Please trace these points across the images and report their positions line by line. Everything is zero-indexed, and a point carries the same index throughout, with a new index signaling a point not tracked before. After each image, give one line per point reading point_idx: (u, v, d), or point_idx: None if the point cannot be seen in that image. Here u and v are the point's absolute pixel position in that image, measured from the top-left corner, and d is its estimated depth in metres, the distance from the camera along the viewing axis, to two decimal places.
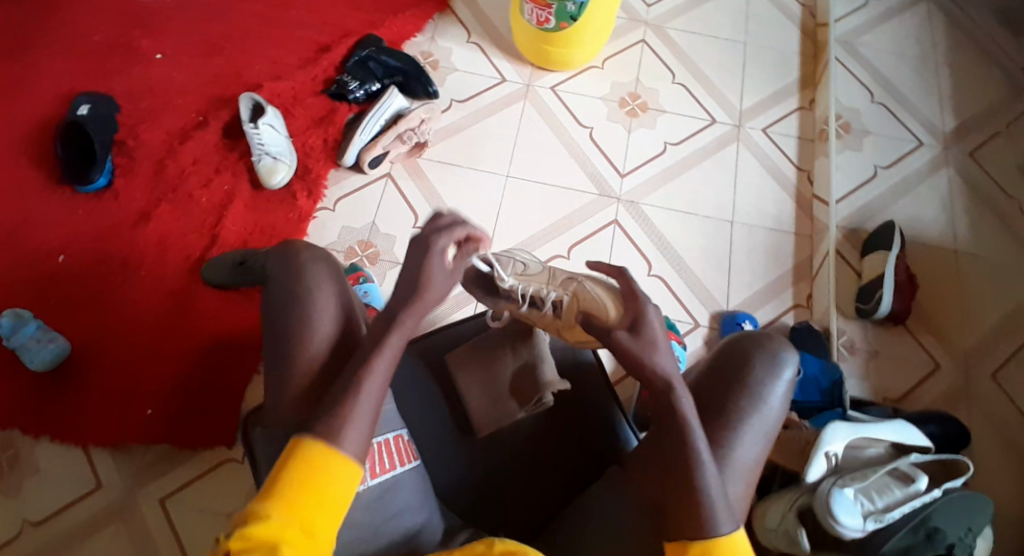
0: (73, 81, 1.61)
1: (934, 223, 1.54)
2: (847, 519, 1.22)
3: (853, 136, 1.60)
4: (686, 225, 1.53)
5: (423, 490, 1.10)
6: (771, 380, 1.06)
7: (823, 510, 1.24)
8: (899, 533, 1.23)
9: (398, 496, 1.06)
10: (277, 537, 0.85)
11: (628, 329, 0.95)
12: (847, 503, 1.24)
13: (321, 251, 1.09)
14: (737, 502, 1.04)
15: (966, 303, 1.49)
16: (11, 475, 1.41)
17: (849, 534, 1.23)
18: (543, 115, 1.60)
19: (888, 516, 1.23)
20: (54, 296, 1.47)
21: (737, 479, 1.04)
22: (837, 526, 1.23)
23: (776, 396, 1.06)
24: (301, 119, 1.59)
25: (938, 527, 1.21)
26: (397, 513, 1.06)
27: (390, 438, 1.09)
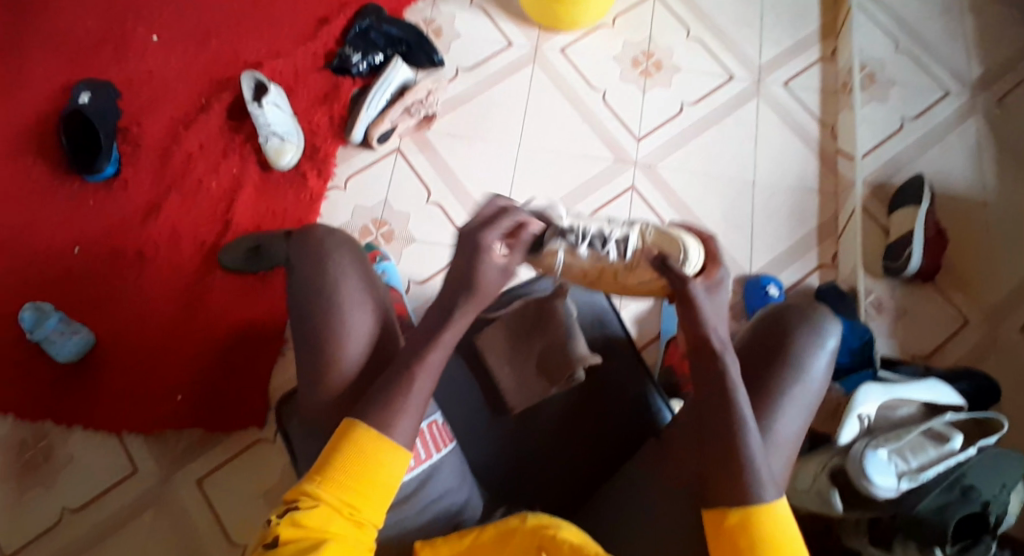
0: (70, 69, 1.58)
1: (963, 176, 1.48)
2: (881, 480, 1.21)
3: (877, 87, 1.54)
4: (706, 187, 1.49)
5: (461, 471, 1.14)
6: (814, 351, 1.08)
7: (856, 472, 1.23)
8: (932, 493, 1.21)
9: (437, 481, 1.10)
10: (329, 518, 0.90)
11: (705, 284, 0.98)
12: (880, 463, 1.22)
13: (342, 237, 1.11)
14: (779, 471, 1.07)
15: (996, 256, 1.45)
16: (45, 466, 1.41)
17: (883, 494, 1.22)
18: (553, 79, 1.55)
19: (923, 476, 1.21)
20: (73, 290, 1.47)
21: (779, 453, 1.06)
22: (871, 487, 1.21)
23: (819, 367, 1.08)
24: (305, 97, 1.55)
25: (973, 485, 1.19)
26: (436, 497, 1.10)
27: (426, 425, 1.11)
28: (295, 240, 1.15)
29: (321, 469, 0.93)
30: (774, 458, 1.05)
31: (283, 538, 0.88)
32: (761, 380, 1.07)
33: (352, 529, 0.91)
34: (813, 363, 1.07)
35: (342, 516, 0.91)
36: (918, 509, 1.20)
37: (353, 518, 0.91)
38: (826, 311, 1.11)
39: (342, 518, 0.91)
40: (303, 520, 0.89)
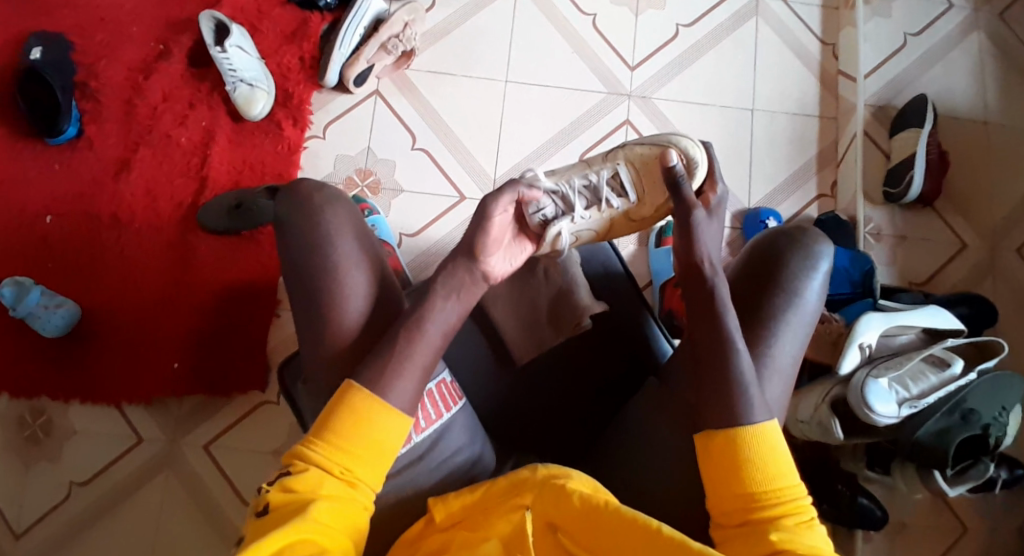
0: (14, 19, 1.46)
1: (967, 94, 1.43)
2: (881, 407, 1.25)
3: (881, 0, 1.45)
4: (704, 117, 1.42)
5: (471, 427, 1.11)
6: (807, 275, 1.07)
7: (857, 400, 1.26)
8: (932, 418, 1.27)
9: (450, 441, 1.07)
10: (320, 479, 0.88)
11: (706, 210, 0.98)
12: (881, 392, 1.26)
13: (335, 195, 1.04)
14: (775, 401, 1.06)
15: (997, 178, 1.42)
16: (48, 441, 1.41)
17: (884, 421, 1.26)
18: (539, 5, 1.45)
19: (924, 402, 1.26)
20: (50, 260, 1.41)
21: (775, 381, 1.05)
22: (871, 415, 1.25)
23: (813, 290, 1.07)
24: (271, 36, 1.44)
25: (973, 409, 1.27)
26: (451, 453, 1.07)
27: (435, 386, 1.07)
28: (281, 192, 1.06)
29: (317, 432, 0.90)
30: (772, 386, 1.05)
31: (273, 504, 0.86)
32: (755, 311, 1.06)
33: (344, 490, 0.88)
34: (806, 287, 1.06)
35: (335, 477, 0.88)
36: (920, 434, 1.27)
37: (346, 478, 0.88)
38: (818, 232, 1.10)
39: (335, 480, 0.88)
40: (293, 485, 0.87)
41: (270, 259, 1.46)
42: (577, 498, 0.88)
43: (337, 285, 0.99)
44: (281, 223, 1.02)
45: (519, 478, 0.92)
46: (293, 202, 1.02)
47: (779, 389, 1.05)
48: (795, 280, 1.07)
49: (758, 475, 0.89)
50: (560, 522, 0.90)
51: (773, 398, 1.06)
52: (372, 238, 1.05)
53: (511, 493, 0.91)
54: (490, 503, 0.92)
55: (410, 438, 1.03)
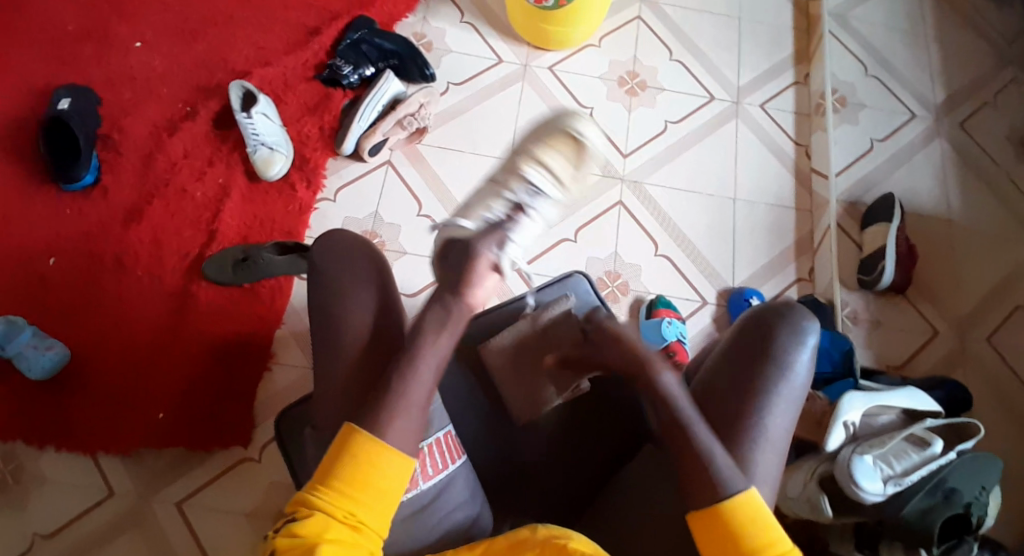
0: (47, 73, 1.55)
1: (929, 194, 1.57)
2: (868, 484, 1.26)
3: (849, 110, 1.63)
4: (690, 203, 1.54)
5: (472, 486, 1.07)
6: (796, 349, 1.08)
7: (844, 478, 1.28)
8: (917, 496, 1.26)
9: (452, 495, 1.04)
10: (326, 527, 0.88)
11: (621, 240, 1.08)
12: (867, 469, 1.27)
13: (366, 242, 1.11)
14: (771, 472, 1.04)
15: (961, 270, 1.53)
16: (15, 488, 1.35)
17: (870, 500, 1.27)
18: (542, 95, 1.59)
19: (908, 480, 1.26)
20: (48, 301, 1.42)
21: (769, 453, 1.04)
22: (859, 492, 1.26)
23: (802, 363, 1.07)
24: (294, 107, 1.55)
25: (954, 488, 1.25)
26: (450, 509, 1.04)
27: (441, 436, 1.06)
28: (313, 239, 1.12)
29: (322, 477, 0.91)
30: (767, 456, 1.04)
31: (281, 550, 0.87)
32: (747, 380, 1.06)
33: (350, 535, 0.88)
34: (796, 360, 1.07)
35: (339, 522, 0.89)
36: (904, 512, 1.25)
37: (351, 523, 0.89)
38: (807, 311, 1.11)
39: (342, 525, 0.89)
40: (299, 530, 0.87)
41: (269, 314, 1.47)
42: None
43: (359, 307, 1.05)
44: (312, 271, 1.08)
45: (521, 540, 0.95)
46: (324, 249, 1.08)
47: (774, 461, 1.04)
48: (785, 353, 1.08)
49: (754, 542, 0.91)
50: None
51: (769, 471, 1.05)
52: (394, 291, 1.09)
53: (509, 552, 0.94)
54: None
55: (415, 484, 1.01)
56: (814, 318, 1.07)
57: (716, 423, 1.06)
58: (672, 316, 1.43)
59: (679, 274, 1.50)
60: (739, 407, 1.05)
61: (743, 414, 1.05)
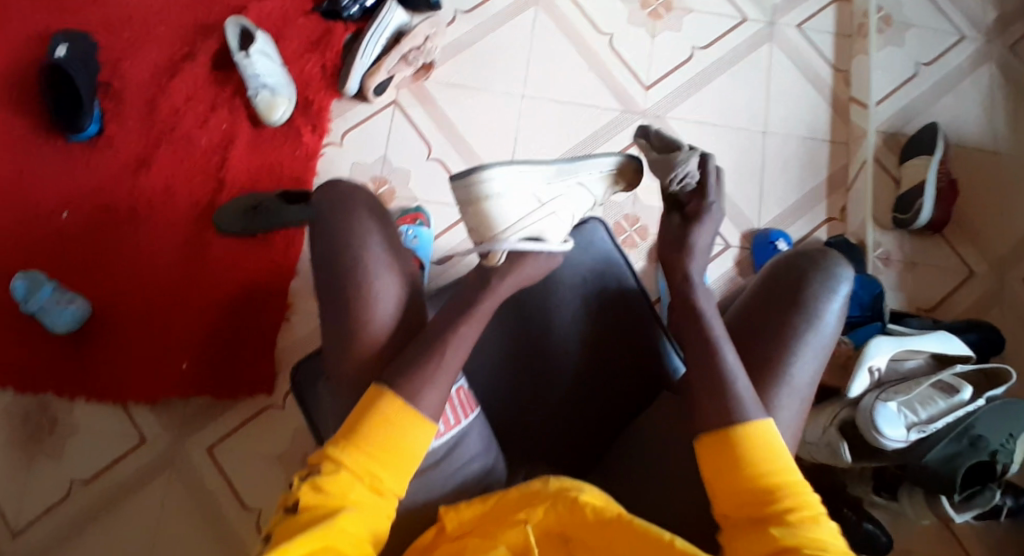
0: (43, 17, 1.50)
1: (977, 125, 1.45)
2: (890, 431, 1.22)
3: (895, 30, 1.48)
4: (717, 138, 1.45)
5: (486, 436, 1.01)
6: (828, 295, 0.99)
7: (866, 424, 1.24)
8: (942, 442, 1.23)
9: (463, 450, 0.97)
10: (348, 484, 0.85)
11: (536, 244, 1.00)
12: (890, 415, 1.23)
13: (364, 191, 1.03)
14: (790, 422, 0.96)
15: (1005, 207, 1.43)
16: (51, 437, 1.39)
17: (891, 445, 1.23)
18: (557, 22, 1.48)
19: (932, 427, 1.23)
20: (63, 256, 1.42)
21: (791, 401, 0.96)
22: (880, 438, 1.22)
23: (831, 312, 0.98)
24: (294, 44, 1.47)
25: (982, 436, 1.22)
26: (464, 462, 0.97)
27: (454, 390, 0.98)
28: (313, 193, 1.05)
29: (348, 433, 0.88)
30: (788, 403, 0.96)
31: (303, 503, 0.83)
32: (771, 327, 0.98)
33: (371, 498, 0.86)
34: (826, 307, 0.98)
35: (363, 484, 0.86)
36: (927, 458, 1.23)
37: (374, 487, 0.86)
38: (839, 256, 1.01)
39: (362, 486, 0.86)
40: (322, 485, 0.84)
41: (284, 261, 1.47)
42: (591, 512, 0.83)
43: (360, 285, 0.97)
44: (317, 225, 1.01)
45: (532, 490, 0.85)
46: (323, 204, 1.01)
47: (795, 411, 0.96)
48: (813, 301, 0.98)
49: (764, 467, 0.83)
50: (572, 535, 0.84)
51: (787, 421, 0.97)
52: (402, 246, 1.03)
53: (523, 504, 0.85)
54: (499, 512, 0.85)
55: None
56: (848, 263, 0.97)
57: (732, 369, 0.98)
58: None
59: None
60: (760, 352, 0.97)
61: (765, 362, 0.96)
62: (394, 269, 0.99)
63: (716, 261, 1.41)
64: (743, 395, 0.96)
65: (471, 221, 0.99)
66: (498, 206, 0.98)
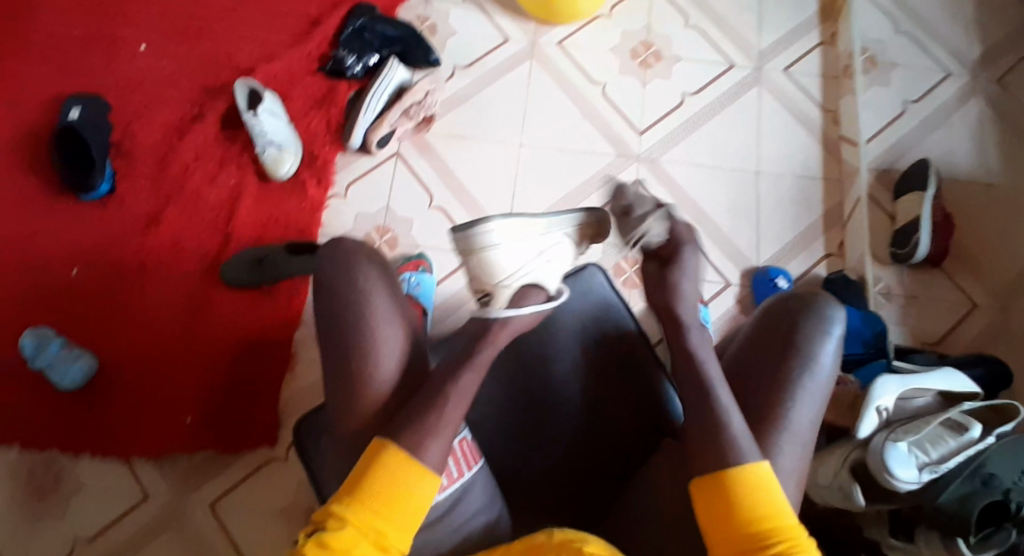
0: (58, 82, 1.56)
1: (968, 158, 1.48)
2: (902, 473, 1.19)
3: (880, 70, 1.53)
4: (711, 180, 1.48)
5: (489, 489, 1.03)
6: (819, 337, 0.99)
7: (878, 466, 1.22)
8: (954, 483, 1.19)
9: (467, 503, 0.99)
10: (353, 540, 0.86)
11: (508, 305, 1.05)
12: (902, 456, 1.21)
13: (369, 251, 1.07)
14: (795, 467, 0.96)
15: (1003, 237, 1.44)
16: (54, 493, 1.38)
17: (905, 487, 1.21)
18: (552, 74, 1.53)
19: (944, 467, 1.20)
20: (74, 311, 1.45)
21: (793, 448, 0.96)
22: (892, 480, 1.20)
23: (826, 355, 0.98)
24: (300, 101, 1.53)
25: (994, 474, 1.18)
26: (467, 516, 0.99)
27: (457, 442, 0.99)
28: (319, 249, 1.09)
29: (350, 488, 0.90)
30: (790, 451, 0.95)
31: None
32: (766, 378, 0.98)
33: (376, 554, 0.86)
34: (819, 350, 0.98)
35: (366, 540, 0.87)
36: (942, 499, 1.18)
37: (378, 543, 0.87)
38: (831, 297, 1.02)
39: (366, 543, 0.87)
40: (328, 542, 0.85)
41: (289, 313, 1.48)
42: None
43: (366, 326, 1.01)
44: (322, 278, 1.05)
45: (532, 545, 0.85)
46: (331, 258, 1.06)
47: (798, 456, 0.95)
48: (807, 341, 0.99)
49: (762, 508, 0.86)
50: None
51: (792, 466, 0.96)
52: (401, 298, 1.07)
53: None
54: None
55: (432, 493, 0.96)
56: (836, 305, 0.97)
57: (731, 421, 0.98)
58: (696, 302, 1.38)
59: (704, 258, 1.44)
60: (756, 404, 0.97)
61: (764, 411, 0.96)
62: (395, 321, 1.02)
63: (716, 301, 1.42)
64: (746, 435, 0.96)
65: (473, 270, 1.07)
66: (497, 255, 1.06)
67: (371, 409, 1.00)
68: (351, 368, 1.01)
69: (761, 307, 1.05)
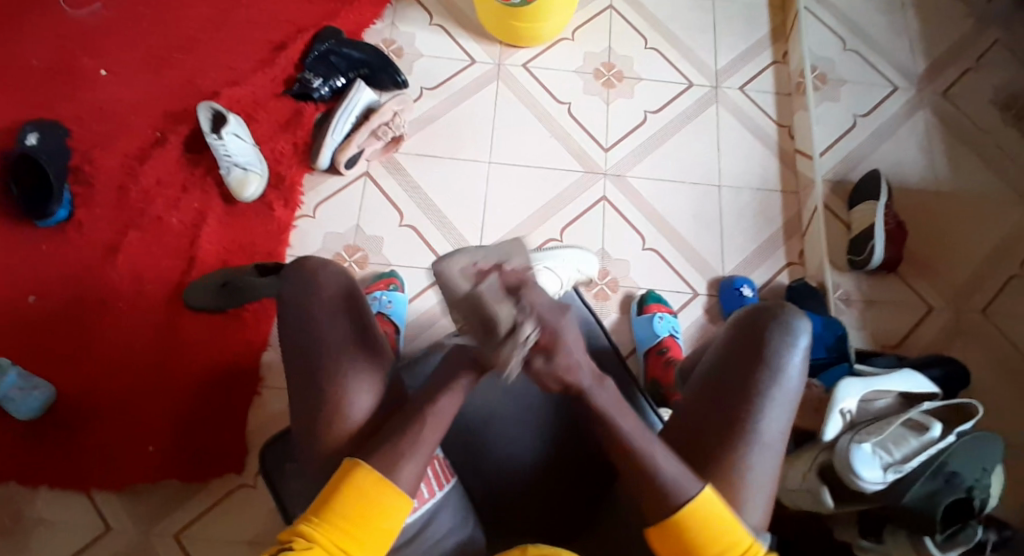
0: (13, 107, 1.52)
1: (916, 168, 1.55)
2: (868, 473, 1.21)
3: (829, 87, 1.60)
4: (675, 194, 1.52)
5: (464, 507, 1.02)
6: (786, 350, 1.01)
7: (844, 468, 1.23)
8: (918, 482, 1.19)
9: (440, 523, 0.99)
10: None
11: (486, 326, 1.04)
12: (866, 457, 1.22)
13: (340, 269, 1.06)
14: (767, 476, 0.98)
15: (952, 242, 1.51)
16: (13, 530, 1.32)
17: (870, 488, 1.22)
18: (517, 94, 1.56)
19: (909, 466, 1.20)
20: (30, 342, 1.39)
21: (765, 457, 0.98)
22: (857, 481, 1.21)
23: (793, 366, 1.01)
24: (266, 124, 1.52)
25: (956, 472, 1.18)
26: (439, 537, 0.98)
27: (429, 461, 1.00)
28: (288, 267, 1.07)
29: (318, 509, 0.89)
30: (762, 459, 0.97)
31: None
32: (736, 391, 1.00)
33: None
34: (786, 362, 1.00)
35: None
36: (906, 499, 1.19)
37: None
38: (795, 308, 1.05)
39: None
40: None
41: (257, 336, 1.44)
42: None
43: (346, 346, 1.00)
44: (291, 300, 1.03)
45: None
46: (299, 279, 1.04)
47: (770, 465, 0.97)
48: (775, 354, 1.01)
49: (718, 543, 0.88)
50: None
51: (765, 475, 0.98)
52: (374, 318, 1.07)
53: None
54: None
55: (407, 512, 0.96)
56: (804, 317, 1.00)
57: (704, 432, 1.00)
58: (665, 311, 1.41)
59: (671, 269, 1.48)
60: (727, 416, 0.99)
61: (735, 421, 0.98)
62: (371, 340, 1.02)
63: (684, 310, 1.45)
64: (718, 444, 0.98)
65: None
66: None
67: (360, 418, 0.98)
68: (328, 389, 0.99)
69: (730, 321, 1.07)
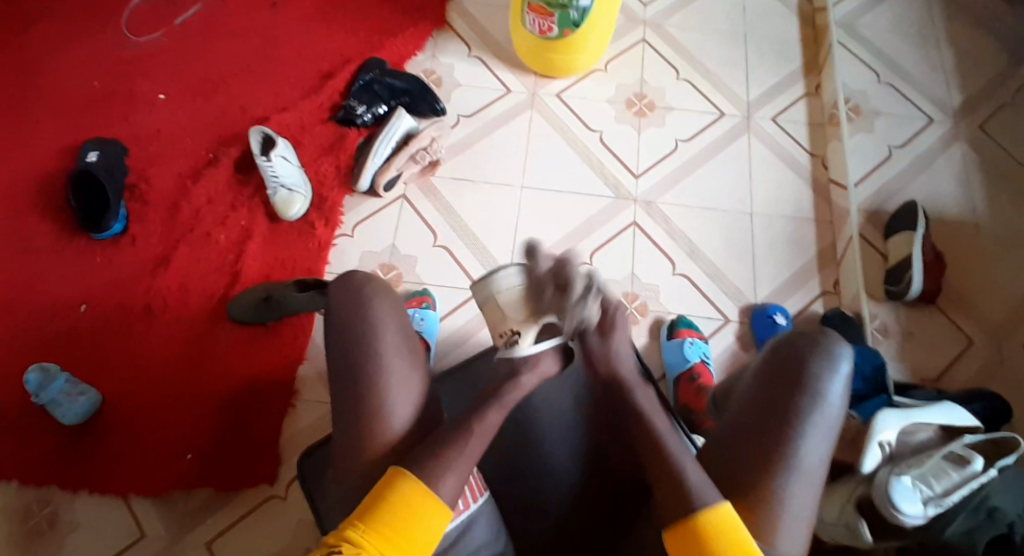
0: (78, 129, 1.63)
1: (953, 198, 1.54)
2: (909, 507, 1.12)
3: (862, 118, 1.62)
4: (706, 220, 1.53)
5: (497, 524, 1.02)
6: (828, 378, 0.99)
7: (881, 500, 1.15)
8: (957, 518, 1.15)
9: (474, 535, 0.98)
10: None
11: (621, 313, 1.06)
12: (906, 490, 1.14)
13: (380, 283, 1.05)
14: (805, 505, 0.95)
15: (992, 274, 1.48)
16: (50, 533, 1.36)
17: (911, 523, 1.14)
18: (551, 122, 1.61)
19: (949, 501, 1.13)
20: (78, 348, 1.46)
21: (802, 486, 0.95)
22: (898, 516, 1.13)
23: (835, 393, 0.98)
24: (311, 147, 1.60)
25: (998, 507, 1.14)
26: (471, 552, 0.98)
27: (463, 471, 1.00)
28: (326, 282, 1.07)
29: (364, 516, 0.90)
30: (799, 488, 0.95)
31: None
32: (775, 417, 0.97)
33: None
34: (828, 391, 0.98)
35: None
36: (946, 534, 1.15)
37: None
38: (835, 335, 1.02)
39: None
40: None
41: (293, 349, 1.48)
42: None
43: (375, 360, 1.00)
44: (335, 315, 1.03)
45: None
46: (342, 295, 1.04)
47: (807, 493, 0.95)
48: (815, 382, 0.99)
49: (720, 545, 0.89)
50: None
51: (802, 504, 0.95)
52: (410, 330, 1.06)
53: None
54: None
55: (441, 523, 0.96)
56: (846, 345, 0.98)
57: (742, 458, 0.97)
58: (696, 337, 1.41)
59: (702, 295, 1.48)
60: (764, 442, 0.97)
61: (772, 448, 0.96)
62: (402, 349, 1.02)
63: (715, 338, 1.44)
64: (759, 468, 0.96)
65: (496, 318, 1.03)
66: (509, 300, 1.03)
67: (384, 423, 0.98)
68: (354, 395, 0.99)
69: (769, 345, 1.05)
